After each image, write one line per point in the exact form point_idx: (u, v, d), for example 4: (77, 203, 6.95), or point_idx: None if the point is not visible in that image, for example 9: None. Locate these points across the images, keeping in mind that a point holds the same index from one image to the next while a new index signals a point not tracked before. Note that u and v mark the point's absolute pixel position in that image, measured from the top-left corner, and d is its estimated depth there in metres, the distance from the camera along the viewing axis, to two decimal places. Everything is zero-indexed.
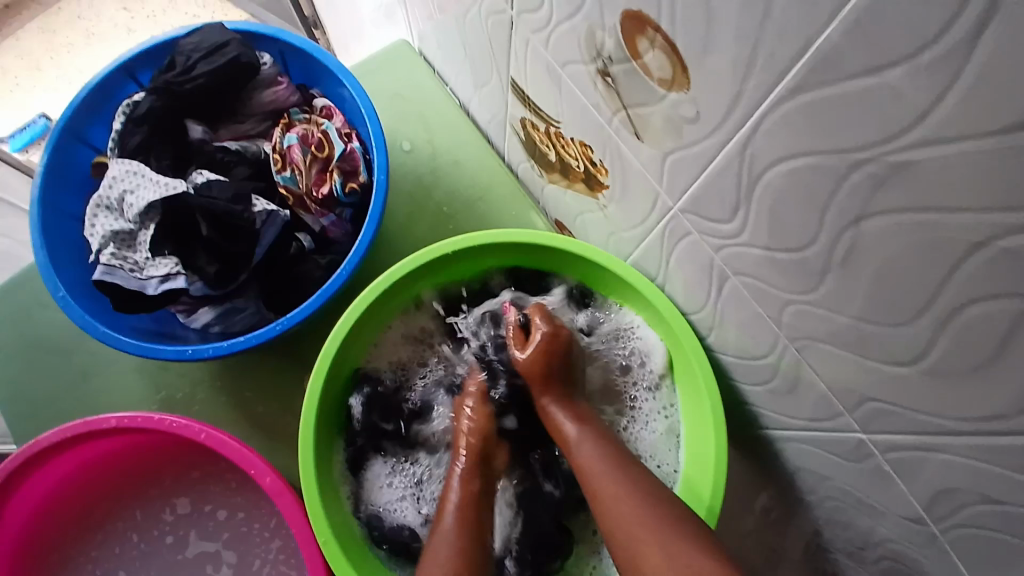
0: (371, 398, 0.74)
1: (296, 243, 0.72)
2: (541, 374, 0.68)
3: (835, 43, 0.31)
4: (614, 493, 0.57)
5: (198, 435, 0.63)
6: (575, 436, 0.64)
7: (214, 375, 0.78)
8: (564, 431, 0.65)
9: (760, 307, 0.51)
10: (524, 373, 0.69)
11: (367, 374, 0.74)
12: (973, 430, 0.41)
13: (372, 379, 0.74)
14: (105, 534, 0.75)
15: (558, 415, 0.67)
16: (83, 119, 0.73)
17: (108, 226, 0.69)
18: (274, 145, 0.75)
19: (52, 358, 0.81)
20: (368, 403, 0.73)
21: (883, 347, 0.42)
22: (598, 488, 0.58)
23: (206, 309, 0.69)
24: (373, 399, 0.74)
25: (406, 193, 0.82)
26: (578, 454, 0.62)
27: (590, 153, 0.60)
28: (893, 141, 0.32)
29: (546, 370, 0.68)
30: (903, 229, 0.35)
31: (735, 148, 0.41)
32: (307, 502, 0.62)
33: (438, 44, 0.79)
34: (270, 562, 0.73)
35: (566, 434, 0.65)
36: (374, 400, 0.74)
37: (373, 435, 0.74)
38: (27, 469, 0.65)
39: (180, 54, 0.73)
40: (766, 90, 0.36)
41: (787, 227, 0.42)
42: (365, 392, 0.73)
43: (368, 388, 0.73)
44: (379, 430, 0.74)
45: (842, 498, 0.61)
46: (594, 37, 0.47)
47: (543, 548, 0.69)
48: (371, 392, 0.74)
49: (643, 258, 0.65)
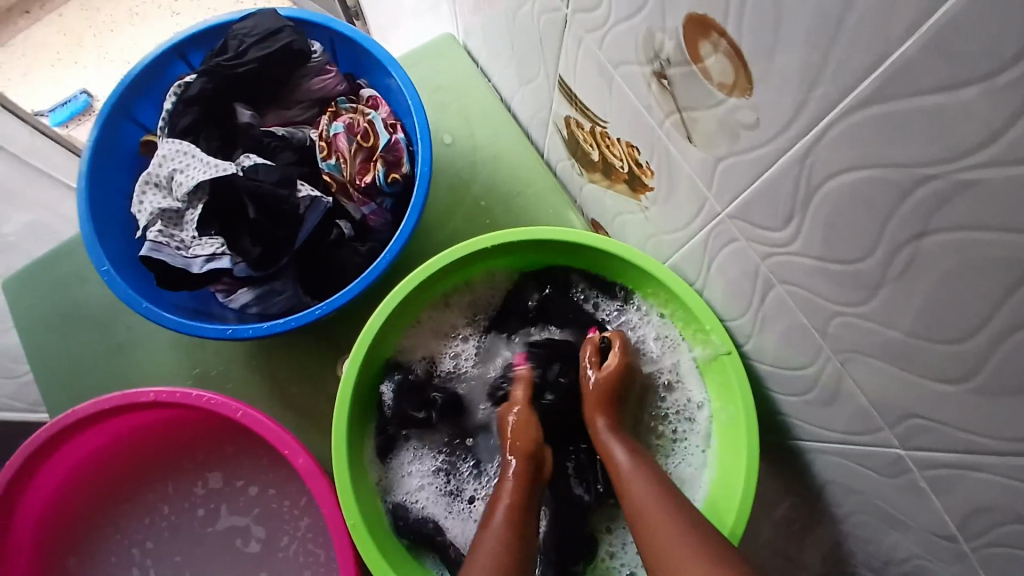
0: (402, 385, 0.75)
1: (336, 229, 0.73)
2: (605, 397, 0.69)
3: (911, 58, 0.30)
4: (663, 521, 0.56)
5: (236, 413, 0.64)
6: (627, 467, 0.63)
7: (248, 354, 0.79)
8: (613, 458, 0.65)
9: (805, 317, 0.51)
10: (593, 391, 0.70)
11: (398, 363, 0.76)
12: (1016, 453, 0.40)
13: (403, 366, 0.76)
14: (135, 505, 0.77)
15: (609, 439, 0.67)
16: (133, 96, 0.75)
17: (156, 204, 0.70)
18: (320, 132, 0.76)
19: (91, 327, 0.83)
20: (398, 391, 0.75)
21: (935, 364, 0.42)
22: (647, 518, 0.58)
23: (245, 290, 0.70)
24: (403, 386, 0.75)
25: (446, 186, 0.82)
26: (628, 482, 0.62)
27: (636, 154, 0.60)
28: (960, 160, 0.32)
29: (611, 396, 0.69)
30: (964, 246, 0.34)
31: (794, 156, 0.41)
32: (338, 485, 0.63)
33: (484, 39, 0.79)
34: (298, 539, 0.74)
35: (617, 462, 0.65)
36: (405, 387, 0.75)
37: (405, 423, 0.75)
38: (63, 437, 0.67)
39: (234, 38, 0.74)
40: (833, 101, 0.36)
41: (843, 239, 0.42)
42: (395, 380, 0.75)
43: (399, 376, 0.75)
44: (408, 417, 0.75)
45: (870, 513, 0.61)
46: (653, 40, 0.48)
47: (569, 548, 0.70)
48: (402, 379, 0.75)
49: (682, 262, 0.65)
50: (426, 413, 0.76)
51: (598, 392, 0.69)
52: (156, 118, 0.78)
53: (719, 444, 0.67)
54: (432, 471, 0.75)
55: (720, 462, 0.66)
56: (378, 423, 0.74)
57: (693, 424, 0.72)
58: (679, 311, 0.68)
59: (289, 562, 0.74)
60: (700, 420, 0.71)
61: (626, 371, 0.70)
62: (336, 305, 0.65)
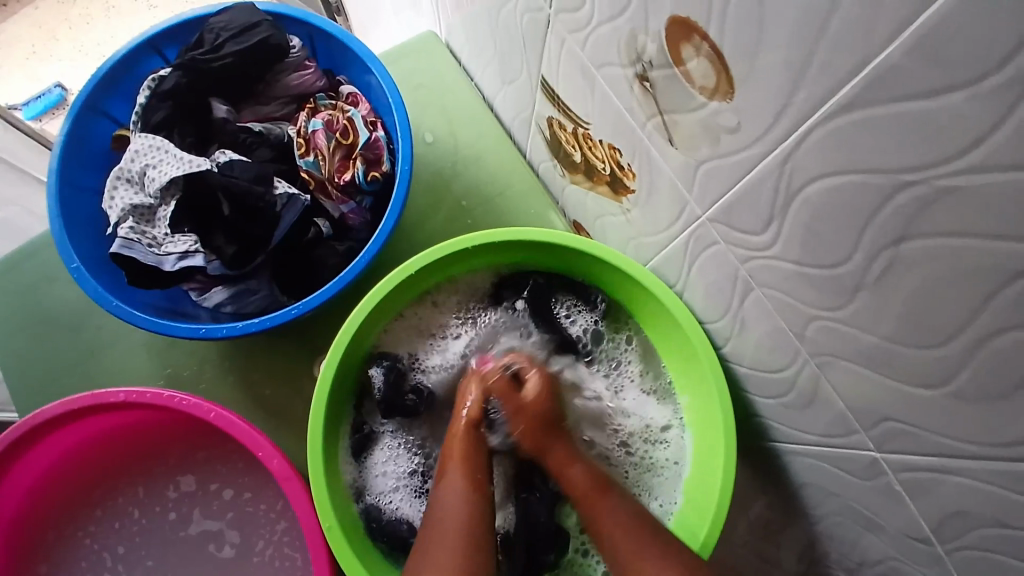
0: (392, 372, 0.73)
1: (314, 227, 0.72)
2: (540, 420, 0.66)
3: (895, 62, 0.30)
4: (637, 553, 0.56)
5: (208, 415, 0.62)
6: (597, 494, 0.61)
7: (223, 354, 0.77)
8: (575, 487, 0.62)
9: (784, 320, 0.51)
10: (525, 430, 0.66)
11: (382, 353, 0.75)
12: (992, 456, 0.41)
13: (391, 356, 0.75)
14: (104, 511, 0.75)
15: (567, 466, 0.64)
16: (104, 91, 0.72)
17: (127, 200, 0.68)
18: (298, 128, 0.74)
19: (58, 327, 0.81)
20: (388, 376, 0.73)
21: (912, 368, 0.42)
22: (621, 554, 0.57)
23: (220, 288, 0.69)
24: (392, 373, 0.73)
25: (426, 184, 0.81)
26: (597, 514, 0.60)
27: (617, 156, 0.60)
28: (944, 165, 0.32)
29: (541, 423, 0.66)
30: (944, 252, 0.35)
31: (775, 160, 0.41)
32: (314, 489, 0.62)
33: (466, 38, 0.78)
34: (274, 544, 0.73)
35: (581, 490, 0.62)
36: (394, 374, 0.73)
37: (392, 409, 0.73)
38: (27, 441, 0.64)
39: (209, 31, 0.72)
40: (816, 104, 0.36)
41: (822, 244, 0.42)
42: (385, 365, 0.73)
43: (387, 362, 0.74)
44: (396, 404, 0.73)
45: (846, 515, 0.61)
46: (636, 42, 0.47)
47: (535, 543, 0.70)
48: (391, 366, 0.74)
49: (663, 265, 0.65)
50: (414, 398, 0.75)
51: (528, 423, 0.66)
52: (129, 113, 0.76)
53: (693, 457, 0.68)
54: (408, 472, 0.74)
55: (692, 473, 0.67)
56: (356, 418, 0.74)
57: (662, 446, 0.72)
58: (659, 319, 0.68)
59: (264, 567, 0.72)
60: (671, 441, 0.72)
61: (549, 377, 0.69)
62: (312, 305, 0.64)
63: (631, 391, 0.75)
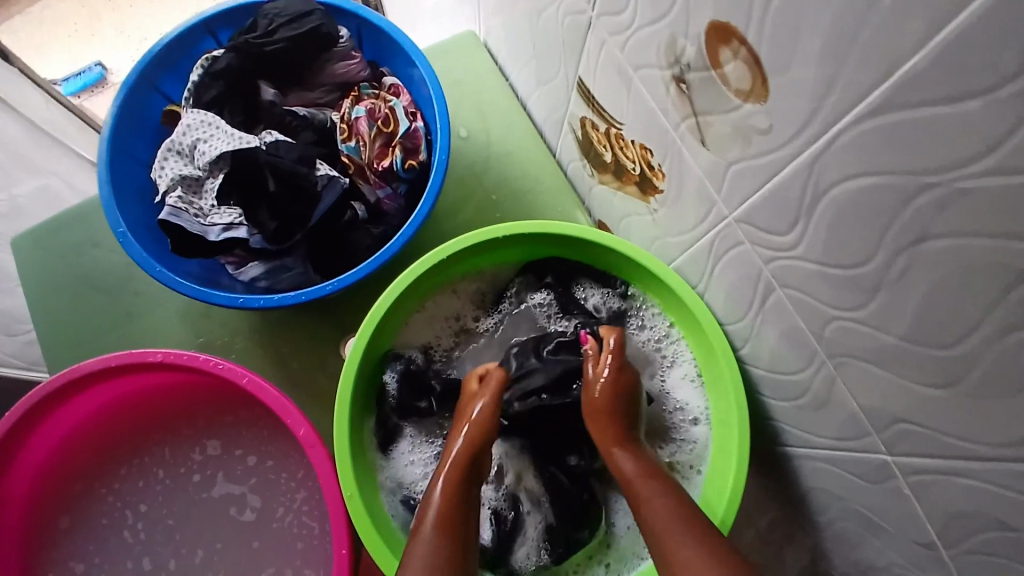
0: (404, 375, 0.75)
1: (350, 211, 0.74)
2: (609, 409, 0.67)
3: (920, 70, 0.33)
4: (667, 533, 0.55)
5: (241, 379, 0.65)
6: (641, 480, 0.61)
7: (255, 328, 0.80)
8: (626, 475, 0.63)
9: (802, 320, 0.53)
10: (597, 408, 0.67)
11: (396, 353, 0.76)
12: (999, 456, 0.42)
13: (404, 356, 0.76)
14: (130, 469, 0.78)
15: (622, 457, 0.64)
16: (160, 69, 0.76)
17: (177, 170, 0.72)
18: (342, 115, 0.78)
19: (99, 292, 0.84)
20: (401, 379, 0.75)
21: (925, 368, 0.44)
22: (656, 537, 0.56)
23: (255, 264, 0.72)
24: (406, 375, 0.75)
25: (458, 177, 0.84)
26: (645, 502, 0.59)
27: (648, 156, 0.62)
28: (962, 169, 0.34)
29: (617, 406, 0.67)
30: (962, 253, 0.36)
31: (804, 162, 0.43)
32: (340, 454, 0.64)
33: (505, 38, 0.81)
34: (294, 511, 0.75)
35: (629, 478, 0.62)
36: (406, 377, 0.75)
37: (404, 412, 0.76)
38: (64, 395, 0.67)
39: (264, 17, 0.75)
40: (845, 108, 0.38)
41: (845, 245, 0.44)
42: (398, 369, 0.75)
43: (400, 365, 0.75)
44: (410, 407, 0.76)
45: (854, 520, 0.63)
46: (675, 45, 0.50)
47: (569, 528, 0.73)
48: (404, 369, 0.75)
49: (687, 265, 0.67)
50: (427, 403, 0.77)
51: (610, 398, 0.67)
52: (181, 91, 0.80)
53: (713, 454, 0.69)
54: (432, 458, 0.77)
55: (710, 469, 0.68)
56: (378, 415, 0.76)
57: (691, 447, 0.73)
58: (679, 312, 0.69)
59: (283, 534, 0.75)
60: (697, 438, 0.73)
61: (623, 379, 0.69)
62: (347, 283, 0.66)
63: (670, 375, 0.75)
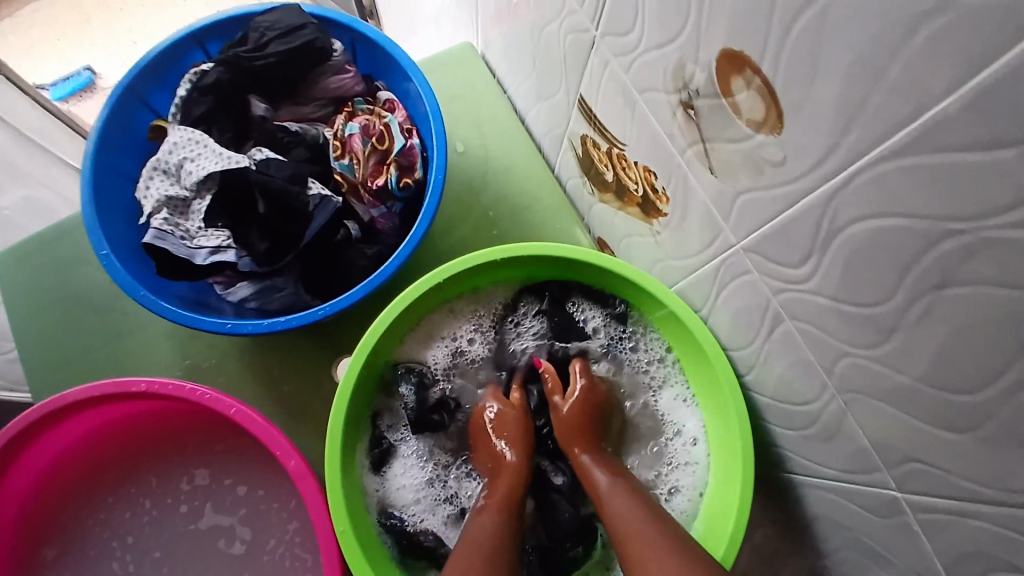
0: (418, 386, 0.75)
1: (343, 230, 0.71)
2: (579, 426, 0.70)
3: (950, 114, 0.31)
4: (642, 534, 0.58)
5: (229, 410, 0.63)
6: (608, 488, 0.64)
7: (245, 350, 0.78)
8: (594, 482, 0.66)
9: (813, 354, 0.51)
10: (562, 424, 0.70)
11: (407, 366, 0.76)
12: (1016, 504, 0.41)
13: (416, 368, 0.76)
14: (116, 499, 0.75)
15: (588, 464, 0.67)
16: (149, 82, 0.73)
17: (162, 191, 0.70)
18: (335, 131, 0.76)
19: (83, 313, 0.81)
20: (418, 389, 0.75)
21: (942, 411, 0.42)
22: (628, 544, 0.59)
23: (245, 284, 0.69)
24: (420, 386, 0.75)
25: (455, 193, 0.82)
26: (613, 504, 0.62)
27: (652, 178, 0.60)
28: (990, 218, 0.32)
29: (584, 420, 0.70)
30: (988, 301, 0.35)
31: (820, 197, 0.42)
32: (332, 486, 0.62)
33: (503, 51, 0.79)
34: (286, 543, 0.73)
35: (598, 486, 0.65)
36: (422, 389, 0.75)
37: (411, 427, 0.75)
38: (46, 425, 0.64)
39: (254, 30, 0.74)
40: (866, 147, 0.36)
41: (861, 283, 0.42)
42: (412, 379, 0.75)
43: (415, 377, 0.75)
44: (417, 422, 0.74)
45: (858, 550, 0.61)
46: (683, 70, 0.48)
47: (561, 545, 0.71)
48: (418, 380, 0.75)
49: (690, 289, 0.65)
50: (440, 415, 0.76)
51: (577, 413, 0.70)
52: (169, 106, 0.77)
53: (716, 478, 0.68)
54: (425, 483, 0.74)
55: (713, 493, 0.67)
56: (374, 436, 0.74)
57: (692, 469, 0.72)
58: (681, 337, 0.68)
59: (274, 567, 0.73)
60: (697, 460, 0.72)
61: (590, 395, 0.72)
62: (339, 308, 0.64)
63: (660, 397, 0.74)
